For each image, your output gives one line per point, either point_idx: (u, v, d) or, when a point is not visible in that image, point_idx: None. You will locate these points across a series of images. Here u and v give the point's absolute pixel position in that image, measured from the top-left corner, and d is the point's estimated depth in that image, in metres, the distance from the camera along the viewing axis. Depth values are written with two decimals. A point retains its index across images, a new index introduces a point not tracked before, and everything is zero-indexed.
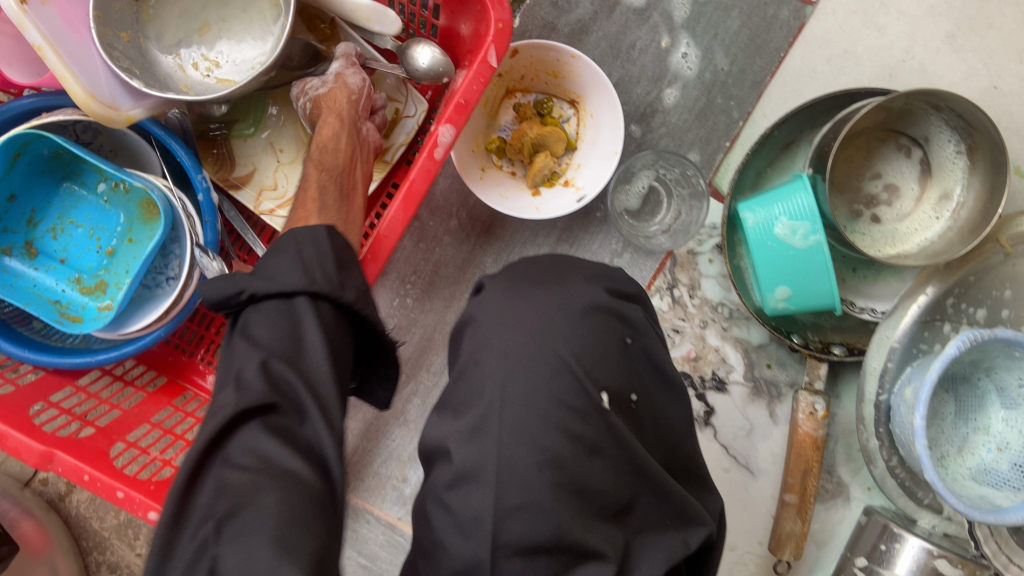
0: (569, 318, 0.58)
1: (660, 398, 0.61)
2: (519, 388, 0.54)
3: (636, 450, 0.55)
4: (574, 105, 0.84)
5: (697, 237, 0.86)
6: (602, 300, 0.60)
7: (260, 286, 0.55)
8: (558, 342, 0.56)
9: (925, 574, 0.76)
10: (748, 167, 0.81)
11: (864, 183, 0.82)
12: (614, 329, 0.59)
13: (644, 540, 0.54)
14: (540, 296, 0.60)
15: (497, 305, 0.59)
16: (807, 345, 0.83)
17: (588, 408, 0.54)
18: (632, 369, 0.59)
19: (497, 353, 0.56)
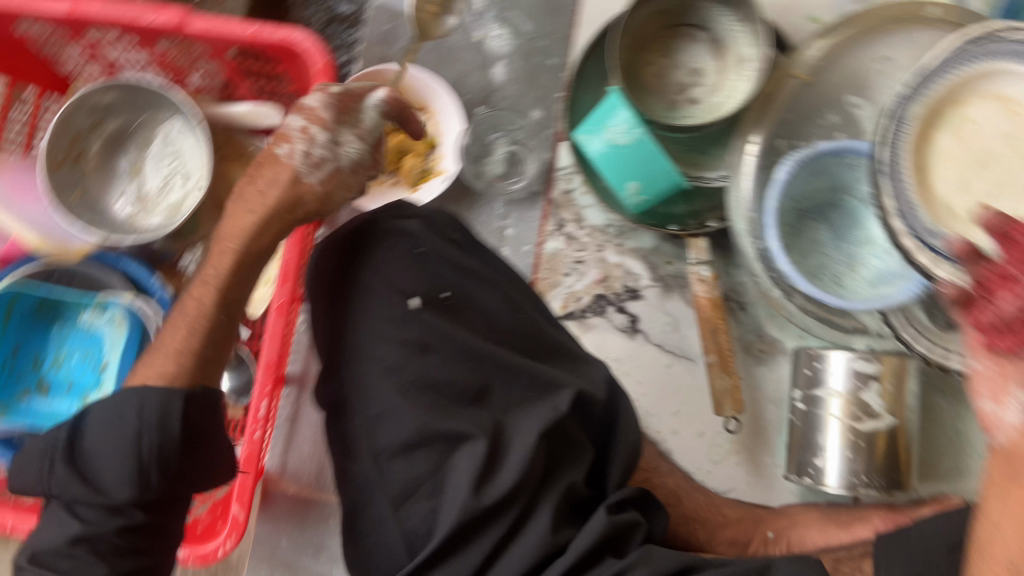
0: (365, 257, 0.69)
1: (473, 288, 0.70)
2: (349, 320, 0.68)
3: (464, 336, 0.66)
4: (422, 110, 0.98)
5: (564, 178, 0.98)
6: (386, 226, 0.70)
7: (80, 490, 0.58)
8: (375, 280, 0.68)
9: (854, 380, 0.81)
10: (575, 102, 0.92)
11: (673, 77, 0.91)
12: (405, 243, 0.69)
13: (516, 414, 0.65)
14: (342, 245, 0.71)
15: (320, 262, 0.72)
16: (685, 229, 0.91)
17: (406, 316, 0.66)
18: (427, 270, 0.68)
19: (330, 300, 0.70)
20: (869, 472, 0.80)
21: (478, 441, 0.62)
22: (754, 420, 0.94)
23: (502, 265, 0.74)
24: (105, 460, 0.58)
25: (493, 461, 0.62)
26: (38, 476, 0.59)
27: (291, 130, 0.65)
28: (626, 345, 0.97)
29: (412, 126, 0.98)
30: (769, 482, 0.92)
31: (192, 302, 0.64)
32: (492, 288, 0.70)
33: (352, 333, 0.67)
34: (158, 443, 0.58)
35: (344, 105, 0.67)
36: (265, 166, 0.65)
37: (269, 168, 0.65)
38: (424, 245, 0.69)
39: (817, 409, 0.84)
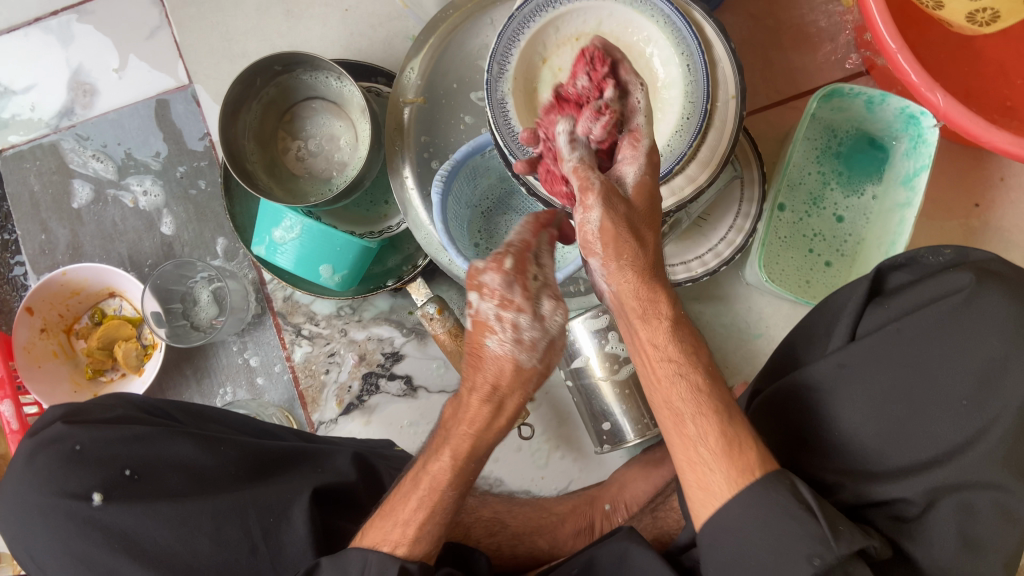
0: (29, 479, 0.62)
1: (160, 447, 0.64)
2: (52, 552, 0.60)
3: (183, 496, 0.62)
4: (114, 295, 0.97)
5: (278, 287, 0.97)
6: (37, 439, 0.64)
7: None
8: (48, 499, 0.60)
9: (599, 336, 0.82)
10: (241, 220, 0.91)
11: (314, 154, 0.92)
12: (63, 442, 0.63)
13: (274, 542, 0.62)
14: (8, 482, 0.63)
15: (2, 503, 0.63)
16: (402, 278, 0.92)
17: (87, 520, 0.59)
18: (98, 460, 0.62)
19: (27, 541, 0.61)
20: (649, 412, 0.82)
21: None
22: (556, 410, 0.95)
23: (192, 414, 0.72)
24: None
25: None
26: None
27: (490, 318, 0.57)
28: (413, 407, 0.95)
29: (111, 314, 0.97)
30: (597, 459, 0.93)
31: (422, 476, 0.60)
32: (182, 438, 0.65)
33: (58, 561, 0.60)
34: None
35: (524, 280, 0.57)
36: (475, 359, 0.58)
37: (488, 367, 0.57)
38: (83, 440, 0.63)
39: (583, 379, 0.84)
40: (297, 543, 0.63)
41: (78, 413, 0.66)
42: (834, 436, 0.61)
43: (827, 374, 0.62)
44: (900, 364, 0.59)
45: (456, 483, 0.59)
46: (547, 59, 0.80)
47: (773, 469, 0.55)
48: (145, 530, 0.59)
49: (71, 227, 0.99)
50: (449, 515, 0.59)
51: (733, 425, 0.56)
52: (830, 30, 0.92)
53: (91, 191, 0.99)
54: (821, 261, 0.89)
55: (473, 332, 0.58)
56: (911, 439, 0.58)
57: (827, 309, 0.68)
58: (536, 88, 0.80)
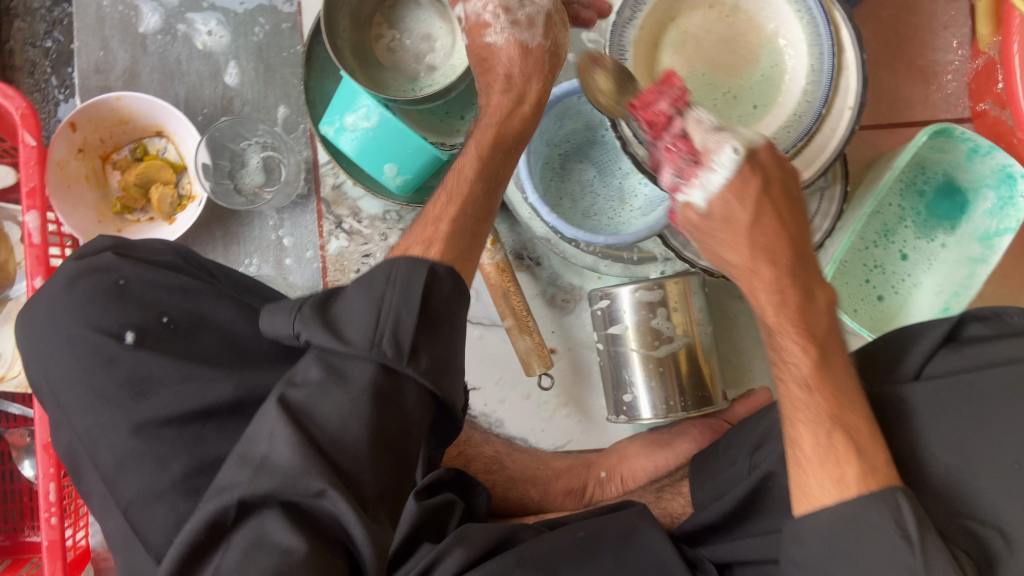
0: (65, 301, 0.59)
1: (200, 304, 0.61)
2: (63, 378, 0.58)
3: (208, 360, 0.58)
4: (161, 135, 0.92)
5: (328, 174, 0.94)
6: (81, 263, 0.61)
7: (328, 340, 0.51)
8: (80, 328, 0.58)
9: (642, 310, 0.81)
10: (313, 95, 0.87)
11: (405, 47, 0.87)
12: (107, 274, 0.60)
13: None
14: (42, 300, 0.60)
15: (22, 325, 0.60)
16: None
17: (116, 354, 0.57)
18: (138, 299, 0.59)
19: (39, 362, 0.59)
20: (676, 394, 0.81)
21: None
22: (573, 368, 0.94)
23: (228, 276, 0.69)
24: (365, 314, 0.51)
25: None
26: (290, 324, 0.54)
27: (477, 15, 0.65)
28: None
29: (153, 154, 0.92)
30: (601, 425, 0.93)
31: (446, 189, 0.63)
32: (226, 301, 0.62)
33: (70, 394, 0.57)
34: (396, 315, 0.51)
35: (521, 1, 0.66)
36: (482, 54, 0.66)
37: (495, 59, 0.66)
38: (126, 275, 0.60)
39: (617, 346, 0.83)
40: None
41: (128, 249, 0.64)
42: (936, 470, 0.57)
43: (927, 398, 0.59)
44: (991, 412, 0.55)
45: (479, 180, 0.63)
46: (676, 19, 0.77)
47: (877, 488, 0.52)
48: (165, 380, 0.57)
49: (130, 53, 0.93)
50: (478, 212, 0.61)
51: (833, 429, 0.55)
52: (947, 69, 0.90)
53: (160, 21, 0.94)
54: (874, 293, 0.89)
55: (470, 33, 0.66)
56: (1016, 492, 0.53)
57: (896, 340, 0.66)
58: (657, 46, 0.77)
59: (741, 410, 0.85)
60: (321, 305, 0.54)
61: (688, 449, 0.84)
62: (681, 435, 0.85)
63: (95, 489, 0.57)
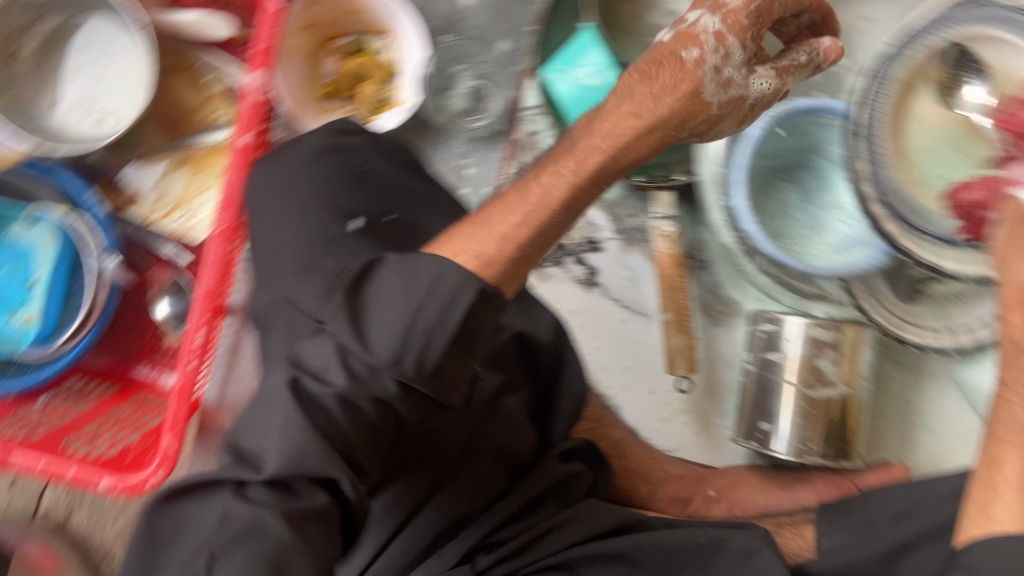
0: (304, 170, 0.61)
1: (424, 213, 0.63)
2: (279, 241, 0.58)
3: (422, 265, 0.59)
4: (383, 35, 0.92)
5: (527, 120, 0.93)
6: (329, 139, 0.63)
7: (349, 339, 0.45)
8: (314, 199, 0.59)
9: (808, 346, 0.79)
10: (547, 39, 0.87)
11: (650, 17, 0.86)
12: (349, 160, 0.62)
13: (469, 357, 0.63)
14: (282, 162, 0.62)
15: (256, 179, 0.63)
16: (652, 181, 0.88)
17: (338, 235, 0.58)
18: (373, 191, 0.61)
19: (260, 217, 0.61)
20: (819, 440, 0.80)
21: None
22: (706, 380, 0.92)
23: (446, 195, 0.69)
24: (393, 327, 0.45)
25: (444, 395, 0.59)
26: (317, 296, 0.47)
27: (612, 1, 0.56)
28: (581, 297, 0.94)
29: (370, 51, 0.92)
30: (718, 443, 0.92)
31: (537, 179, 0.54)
32: (446, 219, 0.64)
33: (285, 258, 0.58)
34: (428, 334, 0.45)
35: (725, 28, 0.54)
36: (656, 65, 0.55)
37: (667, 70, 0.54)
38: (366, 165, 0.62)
39: (769, 372, 0.82)
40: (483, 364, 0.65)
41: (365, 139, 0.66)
42: None
43: None
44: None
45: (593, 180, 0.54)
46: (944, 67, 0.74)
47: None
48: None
49: None
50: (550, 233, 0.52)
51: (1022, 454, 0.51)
52: None
53: None
54: None
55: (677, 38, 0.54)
56: None
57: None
58: (916, 89, 0.75)
59: (872, 477, 0.83)
60: (358, 277, 0.48)
61: (808, 498, 0.82)
62: (804, 481, 0.84)
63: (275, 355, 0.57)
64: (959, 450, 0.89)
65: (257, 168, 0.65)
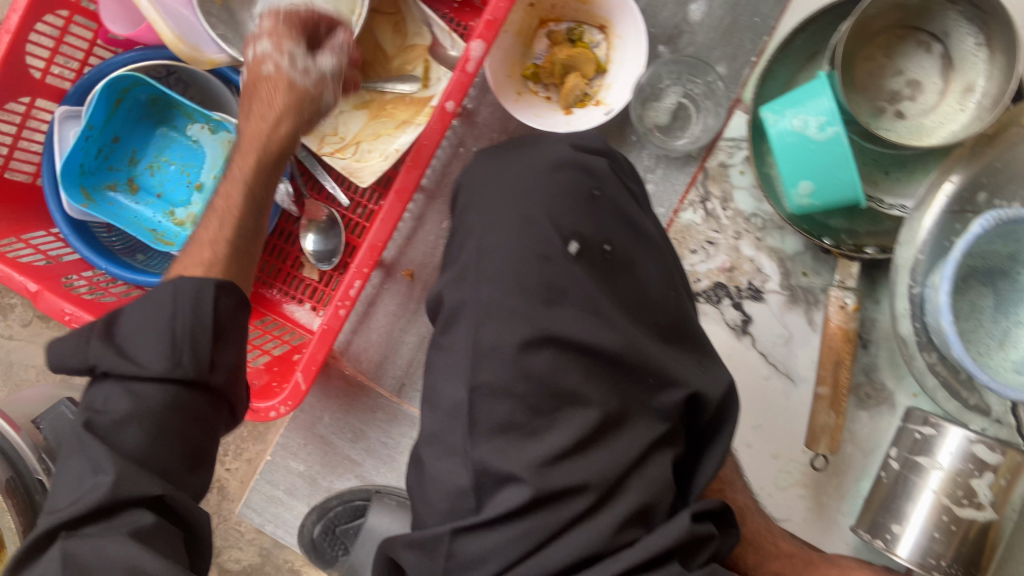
0: (542, 181, 0.64)
1: (638, 252, 0.65)
2: (496, 239, 0.62)
3: (621, 304, 0.62)
4: (603, 30, 0.90)
5: (722, 150, 0.90)
6: (569, 158, 0.66)
7: (115, 361, 0.54)
8: (540, 214, 0.62)
9: (965, 462, 0.76)
10: (769, 76, 0.84)
11: (887, 81, 0.82)
12: (582, 182, 0.65)
13: (640, 403, 0.61)
14: (521, 166, 0.66)
15: (483, 173, 0.68)
16: (838, 247, 0.85)
17: (552, 253, 0.61)
18: (598, 217, 0.63)
19: (480, 212, 0.65)
20: (951, 559, 0.75)
21: (592, 410, 0.58)
22: (834, 460, 0.89)
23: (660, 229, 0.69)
24: (162, 332, 0.55)
25: (600, 435, 0.58)
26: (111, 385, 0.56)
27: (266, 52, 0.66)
28: (729, 343, 0.91)
29: (586, 43, 0.90)
30: (828, 526, 0.89)
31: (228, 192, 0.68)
32: (656, 262, 0.65)
33: (492, 256, 0.62)
34: (191, 328, 0.56)
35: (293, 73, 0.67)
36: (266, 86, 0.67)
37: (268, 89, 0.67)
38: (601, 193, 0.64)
39: (910, 473, 0.79)
40: (649, 415, 0.61)
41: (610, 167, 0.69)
42: None
43: None
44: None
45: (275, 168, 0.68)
46: None
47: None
48: (574, 300, 0.60)
49: None
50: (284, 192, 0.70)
51: None
52: None
53: None
54: None
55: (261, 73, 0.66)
56: None
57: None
58: None
59: None
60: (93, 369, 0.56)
61: None
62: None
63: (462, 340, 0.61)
64: None
65: (479, 162, 0.71)
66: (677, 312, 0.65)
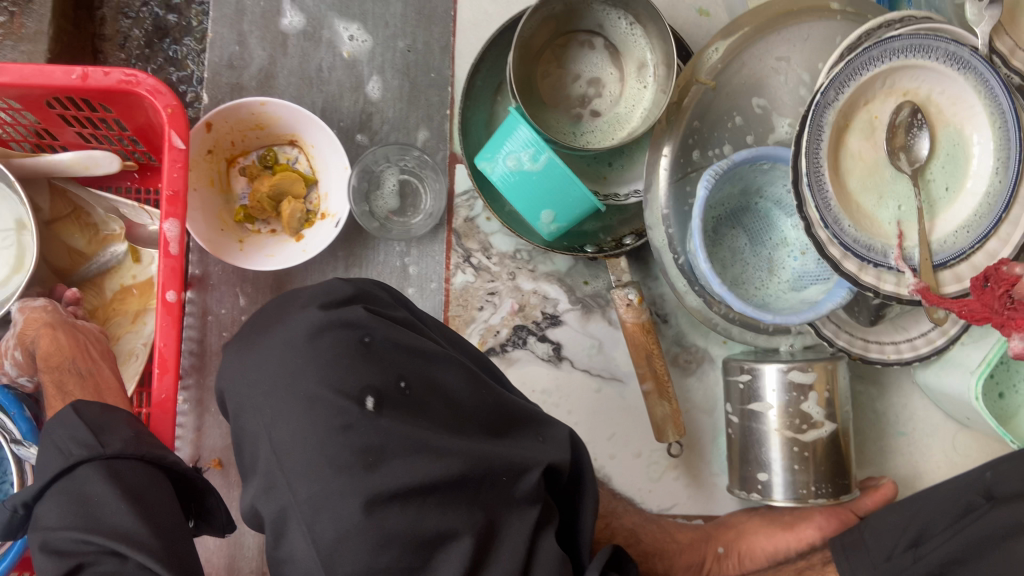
0: (303, 353, 0.55)
1: (437, 369, 0.58)
2: (282, 435, 0.53)
3: (441, 426, 0.56)
4: (295, 144, 0.86)
5: (462, 207, 0.89)
6: (325, 314, 0.56)
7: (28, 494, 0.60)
8: (320, 389, 0.53)
9: (791, 391, 0.80)
10: (468, 125, 0.83)
11: (571, 88, 0.85)
12: (349, 334, 0.56)
13: (507, 502, 0.56)
14: (274, 345, 0.56)
15: (235, 370, 0.58)
16: (602, 249, 0.87)
17: (350, 421, 0.52)
18: (381, 359, 0.56)
19: (251, 412, 0.55)
20: (817, 481, 0.80)
21: (465, 539, 0.52)
22: (688, 432, 0.92)
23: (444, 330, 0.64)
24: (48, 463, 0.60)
25: (481, 559, 0.53)
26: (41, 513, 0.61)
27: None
28: (553, 375, 0.91)
29: (283, 163, 0.86)
30: (710, 493, 0.92)
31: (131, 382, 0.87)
32: (455, 365, 0.59)
33: (290, 454, 0.52)
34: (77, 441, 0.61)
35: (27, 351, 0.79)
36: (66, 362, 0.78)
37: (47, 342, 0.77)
38: (373, 334, 0.56)
39: (754, 422, 0.83)
40: (519, 507, 0.57)
41: (364, 299, 0.60)
42: None
43: None
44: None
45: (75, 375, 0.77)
46: (869, 103, 0.76)
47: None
48: (395, 451, 0.52)
49: (269, 52, 0.87)
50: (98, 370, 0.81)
51: None
52: None
53: (303, 22, 0.87)
54: (997, 389, 0.90)
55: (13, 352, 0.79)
56: None
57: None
58: (849, 127, 0.76)
59: (869, 501, 0.84)
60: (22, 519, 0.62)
61: (814, 535, 0.83)
62: (807, 518, 0.85)
63: (295, 559, 0.52)
64: (928, 448, 0.93)
65: (229, 353, 0.60)
66: (501, 399, 0.60)
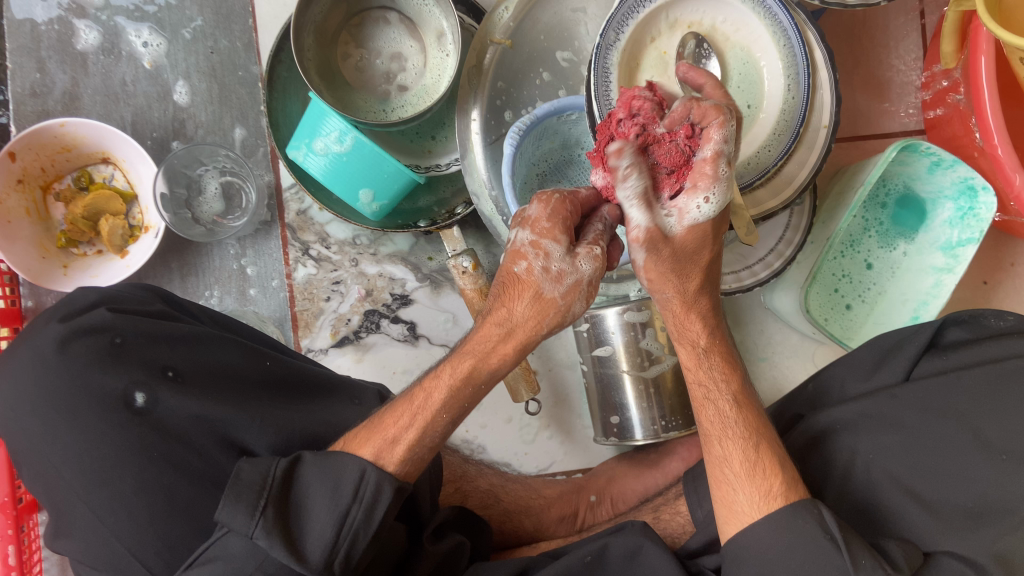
0: (54, 367, 0.56)
1: (211, 353, 0.60)
2: (74, 446, 0.55)
3: (236, 397, 0.58)
4: (108, 161, 0.85)
5: (292, 201, 0.89)
6: (67, 325, 0.57)
7: None
8: (82, 399, 0.55)
9: (629, 333, 0.80)
10: (276, 118, 0.83)
11: (374, 68, 0.85)
12: (99, 338, 0.57)
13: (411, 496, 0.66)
14: (27, 360, 0.58)
15: (7, 403, 0.57)
16: (435, 222, 0.86)
17: (120, 422, 0.55)
18: (139, 358, 0.57)
19: (36, 440, 0.56)
20: (666, 415, 0.82)
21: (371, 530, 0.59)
22: (555, 391, 0.93)
23: (211, 316, 0.68)
24: None
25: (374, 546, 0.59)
26: (244, 518, 0.48)
27: (524, 247, 0.56)
28: (412, 355, 0.90)
29: (99, 182, 0.86)
30: (585, 445, 0.93)
31: None
32: (228, 346, 0.61)
33: (71, 463, 0.55)
34: None
35: None
36: None
37: None
38: (126, 334, 0.58)
39: (605, 368, 0.83)
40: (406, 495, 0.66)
41: (112, 303, 0.61)
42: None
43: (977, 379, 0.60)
44: (1002, 403, 0.59)
45: None
46: (655, 39, 0.76)
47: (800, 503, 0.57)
48: (200, 441, 0.56)
49: (70, 74, 0.87)
50: None
51: (757, 450, 0.60)
52: (902, 82, 0.93)
53: (101, 38, 0.87)
54: (843, 303, 0.92)
55: None
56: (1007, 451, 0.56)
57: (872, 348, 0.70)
58: (638, 65, 0.76)
59: None
60: (286, 486, 0.51)
61: (677, 468, 0.86)
62: (668, 454, 0.87)
63: (89, 536, 0.55)
64: (791, 368, 0.95)
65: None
66: (290, 369, 0.63)
